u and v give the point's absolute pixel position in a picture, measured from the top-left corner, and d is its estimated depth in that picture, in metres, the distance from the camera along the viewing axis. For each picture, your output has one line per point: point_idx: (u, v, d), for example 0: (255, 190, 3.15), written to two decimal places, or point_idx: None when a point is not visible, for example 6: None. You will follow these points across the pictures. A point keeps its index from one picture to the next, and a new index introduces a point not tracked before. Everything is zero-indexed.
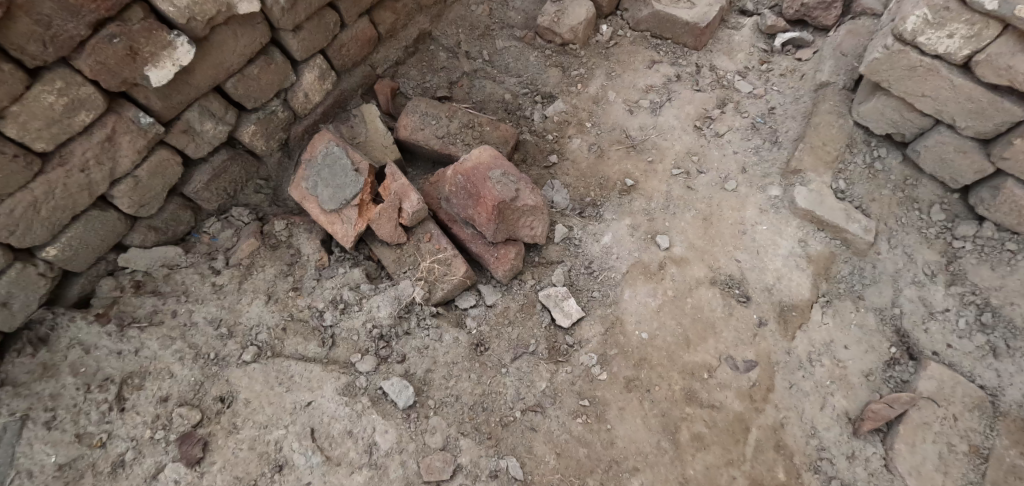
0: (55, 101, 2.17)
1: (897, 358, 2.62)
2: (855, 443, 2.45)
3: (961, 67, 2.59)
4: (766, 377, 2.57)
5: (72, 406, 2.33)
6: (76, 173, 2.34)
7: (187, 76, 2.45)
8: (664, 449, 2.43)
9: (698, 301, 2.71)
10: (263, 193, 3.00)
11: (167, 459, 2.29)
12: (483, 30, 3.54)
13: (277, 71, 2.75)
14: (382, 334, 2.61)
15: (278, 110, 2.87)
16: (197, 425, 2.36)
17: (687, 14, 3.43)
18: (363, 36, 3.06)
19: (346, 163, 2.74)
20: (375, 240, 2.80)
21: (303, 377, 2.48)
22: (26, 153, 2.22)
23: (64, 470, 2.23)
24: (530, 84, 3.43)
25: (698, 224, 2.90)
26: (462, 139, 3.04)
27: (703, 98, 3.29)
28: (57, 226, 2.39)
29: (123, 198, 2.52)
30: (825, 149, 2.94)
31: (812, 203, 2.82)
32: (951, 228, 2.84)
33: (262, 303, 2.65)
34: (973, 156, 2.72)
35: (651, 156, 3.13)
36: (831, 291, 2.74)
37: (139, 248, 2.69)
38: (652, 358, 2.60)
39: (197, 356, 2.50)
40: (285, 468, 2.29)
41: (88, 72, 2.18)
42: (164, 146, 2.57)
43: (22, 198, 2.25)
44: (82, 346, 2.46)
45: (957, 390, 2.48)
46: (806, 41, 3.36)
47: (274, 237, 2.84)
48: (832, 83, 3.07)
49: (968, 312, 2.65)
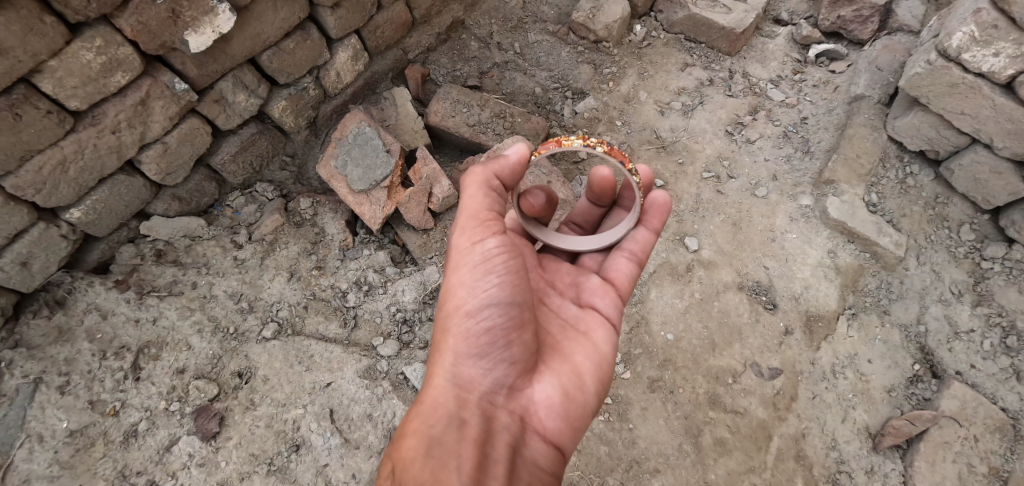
0: (93, 59, 2.11)
1: (920, 375, 2.58)
2: (874, 458, 2.43)
3: (1004, 87, 2.59)
4: (790, 386, 2.55)
5: (87, 372, 2.29)
6: (108, 135, 2.28)
7: (225, 45, 2.40)
8: (685, 452, 2.43)
9: (724, 306, 2.70)
10: (288, 170, 2.96)
11: (181, 432, 2.24)
12: (516, 22, 3.51)
13: (313, 47, 2.70)
14: (405, 319, 2.57)
15: (310, 87, 2.83)
16: (214, 399, 2.31)
17: (723, 18, 3.39)
18: (398, 19, 3.01)
19: (378, 144, 2.71)
20: (401, 224, 2.78)
21: (323, 358, 2.44)
22: (60, 110, 2.16)
23: (76, 436, 2.19)
24: (562, 79, 3.40)
25: (726, 229, 2.88)
26: (493, 129, 3.01)
27: (736, 103, 3.27)
28: (84, 187, 2.34)
29: (151, 164, 2.47)
30: (859, 162, 2.91)
31: (844, 214, 2.81)
32: (980, 248, 2.81)
33: (284, 279, 2.60)
34: (1009, 177, 2.70)
35: (682, 158, 3.11)
36: (857, 303, 2.71)
37: (162, 217, 2.63)
38: (677, 359, 2.60)
39: (217, 330, 2.45)
40: (302, 448, 2.25)
41: (130, 32, 2.12)
42: (195, 114, 2.52)
43: (52, 156, 2.20)
44: (100, 311, 2.41)
45: (979, 411, 2.43)
46: (841, 54, 3.33)
47: (299, 215, 2.79)
48: (867, 97, 3.06)
49: (993, 334, 2.61)
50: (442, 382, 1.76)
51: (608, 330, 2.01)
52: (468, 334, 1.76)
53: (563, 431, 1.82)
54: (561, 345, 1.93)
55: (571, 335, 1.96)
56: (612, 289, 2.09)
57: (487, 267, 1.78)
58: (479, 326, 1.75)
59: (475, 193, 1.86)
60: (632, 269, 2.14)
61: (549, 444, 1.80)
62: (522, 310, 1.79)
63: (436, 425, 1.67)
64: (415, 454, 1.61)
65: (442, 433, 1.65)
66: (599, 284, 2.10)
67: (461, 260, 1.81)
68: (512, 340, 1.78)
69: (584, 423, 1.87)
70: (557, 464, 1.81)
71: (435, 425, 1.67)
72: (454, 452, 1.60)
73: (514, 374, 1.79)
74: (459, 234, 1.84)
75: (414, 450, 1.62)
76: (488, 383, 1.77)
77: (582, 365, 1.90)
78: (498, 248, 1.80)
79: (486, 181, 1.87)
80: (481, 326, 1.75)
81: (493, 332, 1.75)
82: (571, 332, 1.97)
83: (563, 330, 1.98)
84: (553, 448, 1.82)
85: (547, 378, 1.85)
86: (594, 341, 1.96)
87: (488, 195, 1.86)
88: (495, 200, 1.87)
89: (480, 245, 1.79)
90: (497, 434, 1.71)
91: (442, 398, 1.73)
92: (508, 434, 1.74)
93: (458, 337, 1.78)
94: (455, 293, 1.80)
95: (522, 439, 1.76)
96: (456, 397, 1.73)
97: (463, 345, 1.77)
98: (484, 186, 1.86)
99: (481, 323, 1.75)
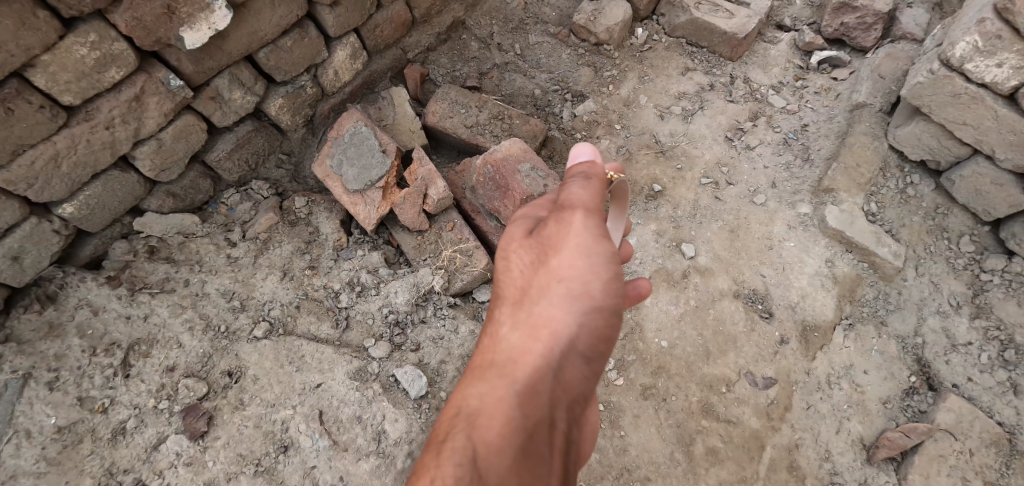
0: (86, 54, 2.10)
1: (916, 388, 2.55)
2: (868, 471, 2.41)
3: (1007, 98, 2.56)
4: (785, 396, 2.53)
5: (76, 369, 2.28)
6: (101, 130, 2.27)
7: (221, 42, 2.38)
8: (677, 461, 2.42)
9: (720, 314, 2.69)
10: (284, 168, 2.94)
11: (169, 431, 2.23)
12: (517, 23, 3.48)
13: (311, 45, 2.68)
14: (397, 321, 2.55)
15: (307, 85, 2.81)
16: (203, 398, 2.30)
17: (725, 23, 3.36)
18: (398, 18, 2.99)
19: (373, 143, 2.68)
20: (396, 225, 2.76)
21: (314, 358, 2.42)
22: (53, 105, 2.14)
23: (63, 433, 2.18)
24: (562, 81, 3.38)
25: (723, 235, 2.86)
26: (491, 130, 2.99)
27: (736, 109, 3.25)
28: (76, 183, 2.33)
29: (145, 161, 2.46)
30: (859, 171, 2.88)
31: (843, 223, 2.79)
32: (979, 260, 2.78)
33: (277, 279, 2.59)
34: (1010, 189, 2.67)
35: (680, 164, 3.08)
36: (854, 314, 2.69)
37: (155, 214, 2.63)
38: (671, 367, 2.59)
39: (208, 328, 2.43)
40: (290, 449, 2.24)
41: (124, 28, 2.11)
42: (190, 111, 2.51)
43: (45, 150, 2.19)
44: (91, 307, 2.40)
45: (975, 425, 2.40)
46: (844, 61, 3.30)
47: (293, 213, 2.77)
48: (869, 105, 3.03)
49: (991, 347, 2.58)
50: (537, 364, 1.59)
51: None
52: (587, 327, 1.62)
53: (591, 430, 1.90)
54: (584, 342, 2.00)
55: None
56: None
57: (612, 267, 1.65)
58: (598, 321, 1.64)
59: (578, 189, 1.68)
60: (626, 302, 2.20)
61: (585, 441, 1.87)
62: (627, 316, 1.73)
63: (532, 417, 1.52)
64: (505, 455, 1.47)
65: (536, 434, 1.51)
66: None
67: (575, 244, 1.65)
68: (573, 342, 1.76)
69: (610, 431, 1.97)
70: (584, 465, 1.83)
71: (530, 419, 1.52)
72: (545, 460, 1.49)
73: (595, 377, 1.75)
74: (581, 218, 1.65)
75: (506, 444, 1.48)
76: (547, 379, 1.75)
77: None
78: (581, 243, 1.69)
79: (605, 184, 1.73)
80: (591, 326, 1.63)
81: (607, 334, 1.67)
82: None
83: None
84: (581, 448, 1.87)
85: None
86: None
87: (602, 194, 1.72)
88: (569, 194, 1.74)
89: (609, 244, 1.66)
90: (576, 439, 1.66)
91: (537, 389, 1.56)
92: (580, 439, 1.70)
93: (571, 323, 1.62)
94: (566, 279, 1.64)
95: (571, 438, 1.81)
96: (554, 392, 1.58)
97: (569, 340, 1.61)
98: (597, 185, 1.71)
99: (599, 319, 1.64)
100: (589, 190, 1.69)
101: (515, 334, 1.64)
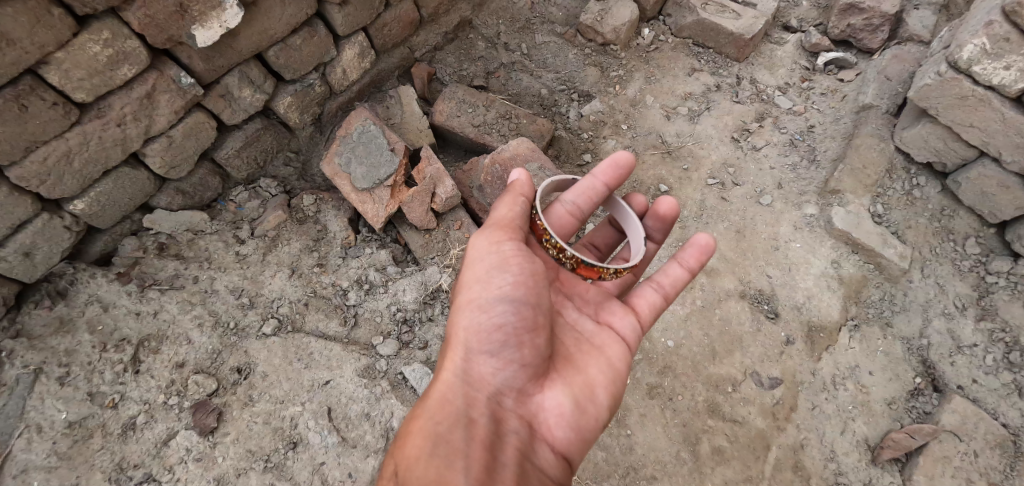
0: (100, 52, 2.11)
1: (921, 389, 2.56)
2: (873, 471, 2.42)
3: (1013, 100, 2.57)
4: (790, 396, 2.54)
5: (87, 364, 2.29)
6: (113, 127, 2.28)
7: (232, 40, 2.39)
8: (683, 460, 2.43)
9: (725, 314, 2.70)
10: (292, 166, 2.95)
11: (179, 426, 2.24)
12: (524, 23, 3.49)
13: (320, 43, 2.69)
14: (405, 318, 2.57)
15: (315, 84, 2.82)
16: (212, 394, 2.31)
17: (732, 24, 3.36)
18: (406, 17, 3.00)
19: (382, 142, 2.69)
20: (404, 224, 2.77)
21: (322, 355, 2.44)
22: (66, 102, 2.15)
23: (73, 428, 2.19)
24: (568, 81, 3.39)
25: (730, 236, 2.88)
26: (498, 130, 3.00)
27: (742, 110, 3.26)
28: (88, 179, 2.34)
29: (156, 158, 2.47)
30: (865, 172, 2.89)
31: (849, 224, 2.80)
32: (985, 262, 2.78)
33: (286, 276, 2.60)
34: (1016, 191, 2.67)
35: (686, 164, 3.10)
36: (860, 315, 2.70)
37: (165, 211, 2.63)
38: (677, 366, 2.60)
39: (217, 324, 2.45)
40: (299, 445, 2.26)
41: (137, 26, 2.12)
42: (201, 109, 2.52)
43: (57, 147, 2.20)
44: (101, 303, 2.41)
45: (980, 427, 2.41)
46: (850, 62, 3.31)
47: (301, 211, 2.78)
48: (875, 106, 3.04)
49: (996, 349, 2.59)
50: (450, 377, 1.76)
51: (622, 348, 1.98)
52: (480, 327, 1.77)
53: (573, 440, 1.79)
54: (575, 357, 1.91)
55: (585, 349, 1.94)
56: (632, 313, 2.07)
57: (498, 271, 1.80)
58: (492, 321, 1.77)
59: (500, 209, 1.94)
60: (657, 301, 2.11)
61: (560, 454, 1.78)
62: (535, 313, 1.80)
63: (443, 421, 1.66)
64: (420, 455, 1.58)
65: (449, 432, 1.63)
66: (619, 306, 2.07)
67: (479, 262, 1.84)
68: (522, 340, 1.77)
69: (595, 434, 1.84)
70: (564, 473, 1.77)
71: (441, 422, 1.65)
72: (459, 452, 1.58)
73: (524, 376, 1.78)
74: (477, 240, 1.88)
75: (419, 449, 1.60)
76: (497, 382, 1.76)
77: (595, 376, 1.88)
78: (514, 251, 1.84)
79: (517, 199, 1.95)
80: (488, 325, 1.77)
81: (505, 329, 1.76)
82: (584, 347, 1.95)
83: (576, 344, 1.95)
84: (562, 457, 1.78)
85: (560, 385, 1.83)
86: (608, 356, 1.93)
87: (508, 207, 1.94)
88: (517, 216, 1.93)
89: (498, 249, 1.83)
90: (505, 437, 1.70)
91: (449, 396, 1.71)
92: (516, 439, 1.71)
93: (470, 329, 1.79)
94: (469, 293, 1.83)
95: (531, 445, 1.74)
96: (465, 396, 1.72)
97: (470, 344, 1.78)
98: (510, 203, 1.95)
99: (495, 318, 1.77)
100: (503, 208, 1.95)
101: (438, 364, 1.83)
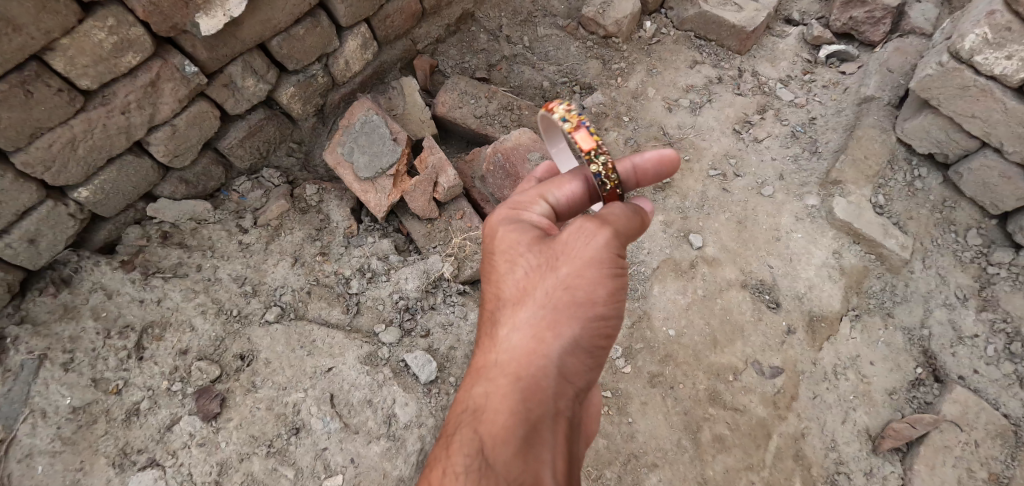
0: (104, 39, 2.12)
1: (922, 379, 2.56)
2: (873, 460, 2.42)
3: (1016, 91, 2.57)
4: (791, 385, 2.54)
5: (91, 351, 2.31)
6: (117, 115, 2.29)
7: (235, 29, 2.40)
8: (684, 448, 2.44)
9: (727, 304, 2.70)
10: (295, 156, 2.97)
11: (183, 412, 2.25)
12: (526, 16, 3.49)
13: (323, 34, 2.70)
14: (407, 307, 2.58)
15: (318, 74, 2.83)
16: (216, 380, 2.33)
17: (734, 17, 3.37)
18: (408, 9, 3.00)
19: (384, 132, 2.70)
20: (406, 213, 2.78)
21: (324, 343, 2.45)
22: (71, 89, 2.17)
23: (78, 413, 2.21)
24: (570, 74, 3.40)
25: (731, 227, 2.88)
26: (500, 121, 3.01)
27: (744, 102, 3.26)
28: (92, 167, 2.35)
29: (160, 146, 2.48)
30: (867, 163, 2.89)
31: (851, 215, 2.80)
32: (986, 253, 2.78)
33: (288, 265, 2.61)
34: (1018, 182, 2.68)
35: (688, 155, 3.10)
36: (861, 305, 2.70)
37: (168, 200, 2.65)
38: (678, 355, 2.60)
39: (220, 311, 2.46)
40: (301, 431, 2.27)
41: (142, 13, 2.13)
42: (204, 98, 2.53)
43: (62, 133, 2.21)
44: (105, 291, 2.43)
45: (980, 417, 2.42)
46: (852, 55, 3.30)
47: (304, 201, 2.79)
48: (877, 98, 3.04)
49: (997, 339, 2.59)
50: (541, 362, 1.59)
51: None
52: (592, 330, 1.62)
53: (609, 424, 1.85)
54: None
55: None
56: None
57: (621, 283, 1.62)
58: (600, 328, 1.63)
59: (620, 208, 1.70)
60: None
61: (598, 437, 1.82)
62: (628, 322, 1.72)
63: (536, 410, 1.56)
64: (509, 441, 1.51)
65: (538, 422, 1.55)
66: None
67: (598, 259, 1.61)
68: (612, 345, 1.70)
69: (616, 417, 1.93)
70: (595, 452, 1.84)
71: (533, 411, 1.55)
72: (547, 445, 1.54)
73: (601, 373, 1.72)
74: (604, 237, 1.61)
75: (510, 433, 1.52)
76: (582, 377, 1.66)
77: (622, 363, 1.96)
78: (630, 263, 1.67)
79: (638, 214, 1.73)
80: (596, 332, 1.62)
81: (608, 335, 1.65)
82: None
83: None
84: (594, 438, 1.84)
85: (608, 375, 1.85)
86: None
87: (631, 215, 1.71)
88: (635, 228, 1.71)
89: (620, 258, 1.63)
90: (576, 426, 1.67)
91: (541, 383, 1.58)
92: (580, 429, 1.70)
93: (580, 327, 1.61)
94: (583, 290, 1.61)
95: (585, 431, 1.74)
96: (557, 385, 1.60)
97: (576, 342, 1.61)
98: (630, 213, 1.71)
99: (604, 327, 1.63)
100: (627, 215, 1.70)
101: (516, 334, 1.63)
